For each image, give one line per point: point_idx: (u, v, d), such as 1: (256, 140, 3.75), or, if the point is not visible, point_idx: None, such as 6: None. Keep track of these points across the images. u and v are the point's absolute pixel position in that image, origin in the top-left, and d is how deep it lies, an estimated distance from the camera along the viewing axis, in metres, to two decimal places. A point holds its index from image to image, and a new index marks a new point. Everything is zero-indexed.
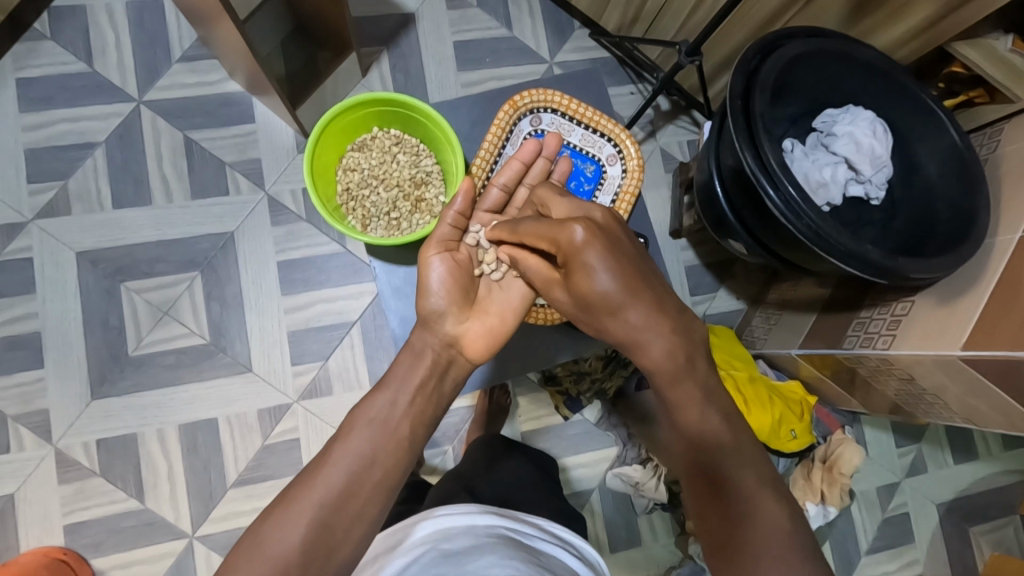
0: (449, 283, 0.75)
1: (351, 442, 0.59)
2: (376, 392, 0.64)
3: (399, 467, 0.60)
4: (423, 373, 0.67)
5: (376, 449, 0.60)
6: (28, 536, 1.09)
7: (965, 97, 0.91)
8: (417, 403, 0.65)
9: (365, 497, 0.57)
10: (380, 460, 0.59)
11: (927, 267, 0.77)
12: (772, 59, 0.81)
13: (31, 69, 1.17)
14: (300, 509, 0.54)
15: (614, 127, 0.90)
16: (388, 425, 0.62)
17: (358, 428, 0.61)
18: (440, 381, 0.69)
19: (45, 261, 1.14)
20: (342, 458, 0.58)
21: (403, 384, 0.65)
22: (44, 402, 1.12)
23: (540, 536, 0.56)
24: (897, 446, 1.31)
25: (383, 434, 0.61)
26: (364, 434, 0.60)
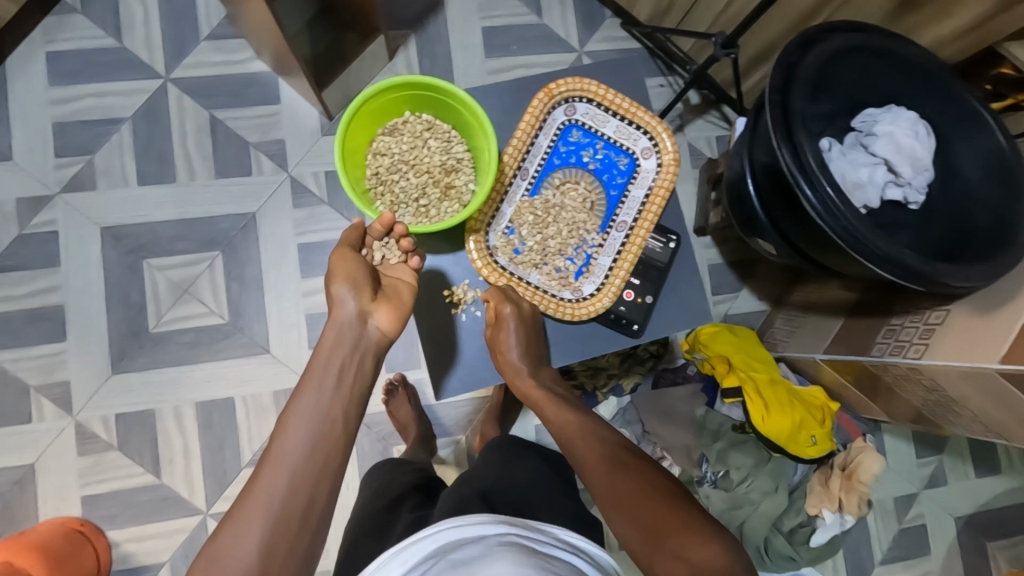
0: (353, 279, 0.71)
1: (278, 449, 0.60)
2: (302, 387, 0.65)
3: (338, 449, 0.62)
4: (349, 359, 0.68)
5: (314, 439, 0.61)
6: (46, 505, 1.10)
7: (1012, 100, 0.87)
8: (343, 383, 0.66)
9: (308, 491, 0.58)
10: (318, 450, 0.61)
11: (965, 275, 0.74)
12: (813, 53, 0.79)
13: (60, 43, 1.17)
14: (248, 521, 0.56)
15: (650, 119, 0.88)
16: (319, 414, 0.63)
17: (285, 432, 0.61)
18: (363, 363, 0.69)
19: (69, 235, 1.15)
20: (278, 462, 0.59)
21: (327, 370, 0.66)
22: (65, 374, 1.13)
23: (556, 542, 0.54)
24: (918, 456, 1.28)
25: (318, 425, 0.62)
26: (291, 438, 0.61)
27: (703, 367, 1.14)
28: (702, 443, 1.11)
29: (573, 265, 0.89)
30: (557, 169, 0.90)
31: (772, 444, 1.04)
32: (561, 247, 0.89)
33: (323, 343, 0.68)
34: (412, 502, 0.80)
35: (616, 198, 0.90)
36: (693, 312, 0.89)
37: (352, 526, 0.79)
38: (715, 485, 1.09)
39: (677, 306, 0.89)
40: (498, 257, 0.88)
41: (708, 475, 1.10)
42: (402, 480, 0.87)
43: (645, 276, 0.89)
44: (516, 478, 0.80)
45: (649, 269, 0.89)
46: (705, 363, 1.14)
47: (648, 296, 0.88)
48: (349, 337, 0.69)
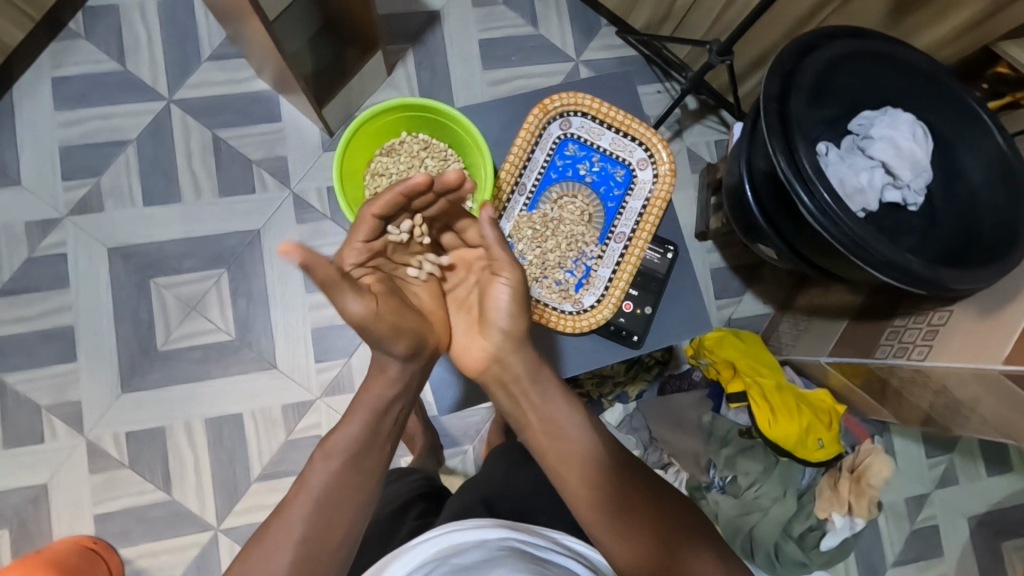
0: (382, 316, 0.67)
1: (309, 479, 0.62)
2: (350, 414, 0.68)
3: (369, 486, 0.64)
4: (384, 404, 0.69)
5: (352, 468, 0.64)
6: (60, 523, 1.12)
7: (1010, 99, 0.87)
8: (382, 423, 0.69)
9: (343, 527, 0.61)
10: (352, 485, 0.63)
11: (968, 278, 0.74)
12: (810, 60, 0.79)
13: (67, 67, 1.20)
14: (276, 546, 0.58)
15: (645, 130, 0.89)
16: (362, 446, 0.66)
17: (318, 465, 0.63)
18: (391, 405, 0.70)
19: (78, 255, 1.17)
20: (310, 492, 0.61)
21: (373, 401, 0.69)
22: (77, 393, 1.15)
23: (553, 547, 0.55)
24: (928, 457, 1.27)
25: (357, 455, 0.65)
26: (320, 470, 0.63)
27: (708, 372, 1.14)
28: (710, 448, 1.10)
29: (573, 278, 0.89)
30: (554, 183, 0.90)
31: (778, 448, 1.04)
32: (561, 260, 0.90)
33: (367, 386, 0.69)
34: (418, 509, 0.81)
35: (614, 210, 0.90)
36: (695, 319, 0.90)
37: None
38: (724, 491, 1.10)
39: (678, 316, 0.90)
40: None
41: (717, 481, 1.10)
42: (406, 488, 0.88)
43: (645, 287, 0.90)
44: (521, 486, 0.80)
45: (649, 281, 0.89)
46: (710, 368, 1.13)
47: (648, 307, 0.89)
48: (387, 381, 0.70)
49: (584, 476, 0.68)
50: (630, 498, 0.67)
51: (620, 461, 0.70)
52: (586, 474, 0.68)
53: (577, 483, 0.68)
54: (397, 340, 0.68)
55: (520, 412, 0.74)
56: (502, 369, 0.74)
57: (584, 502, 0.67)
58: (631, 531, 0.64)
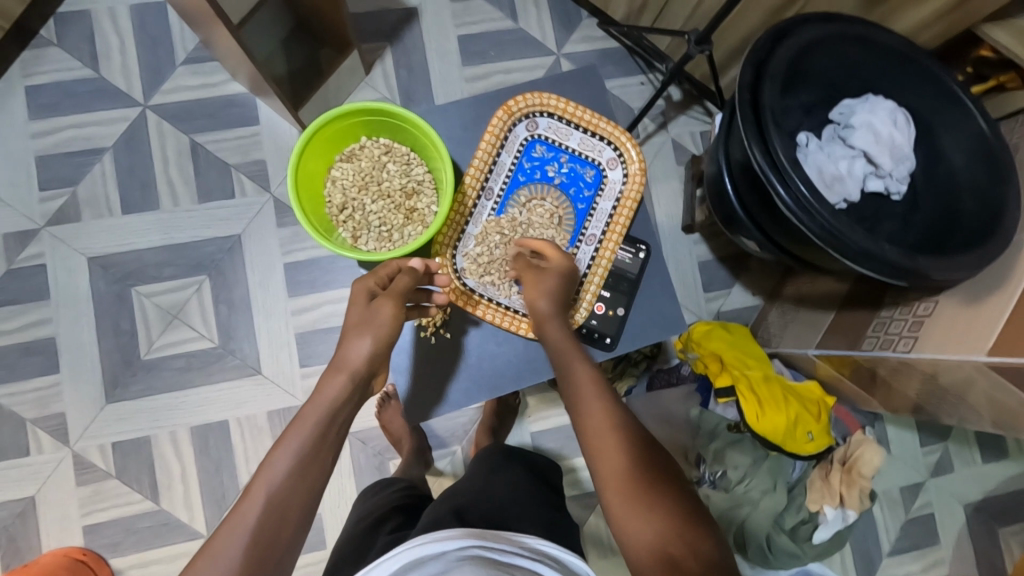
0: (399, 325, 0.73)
1: (259, 479, 0.60)
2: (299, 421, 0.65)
3: (315, 486, 0.62)
4: (335, 401, 0.66)
5: (295, 475, 0.60)
6: (48, 536, 1.11)
7: (994, 82, 0.85)
8: (343, 422, 0.67)
9: (284, 538, 0.58)
10: (302, 482, 0.61)
11: (950, 267, 0.73)
12: (786, 47, 0.77)
13: (39, 76, 1.18)
14: (226, 544, 0.56)
15: (613, 129, 0.88)
16: (308, 450, 0.62)
17: (267, 468, 0.61)
18: (339, 412, 0.66)
19: (57, 267, 1.16)
20: (260, 493, 0.59)
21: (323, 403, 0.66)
22: (61, 405, 1.14)
23: (522, 552, 0.52)
24: (922, 445, 1.26)
25: (301, 461, 0.61)
26: (269, 471, 0.61)
27: (696, 367, 1.12)
28: (698, 443, 1.10)
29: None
30: (522, 186, 0.89)
31: (768, 443, 1.03)
32: None
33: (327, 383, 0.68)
34: (393, 523, 0.80)
35: (584, 211, 0.89)
36: (671, 319, 0.88)
37: (338, 549, 0.79)
38: (715, 486, 1.08)
39: (655, 315, 0.88)
40: (467, 279, 0.88)
41: (706, 476, 1.09)
42: (387, 499, 0.87)
43: (617, 288, 0.87)
44: (501, 492, 0.79)
45: (620, 281, 0.87)
46: (698, 363, 1.12)
47: (620, 308, 0.87)
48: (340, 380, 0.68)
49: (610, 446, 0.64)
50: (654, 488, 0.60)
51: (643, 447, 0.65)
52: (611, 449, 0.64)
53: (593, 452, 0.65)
54: (361, 339, 0.70)
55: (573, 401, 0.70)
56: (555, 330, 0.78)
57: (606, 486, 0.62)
58: (647, 513, 0.58)
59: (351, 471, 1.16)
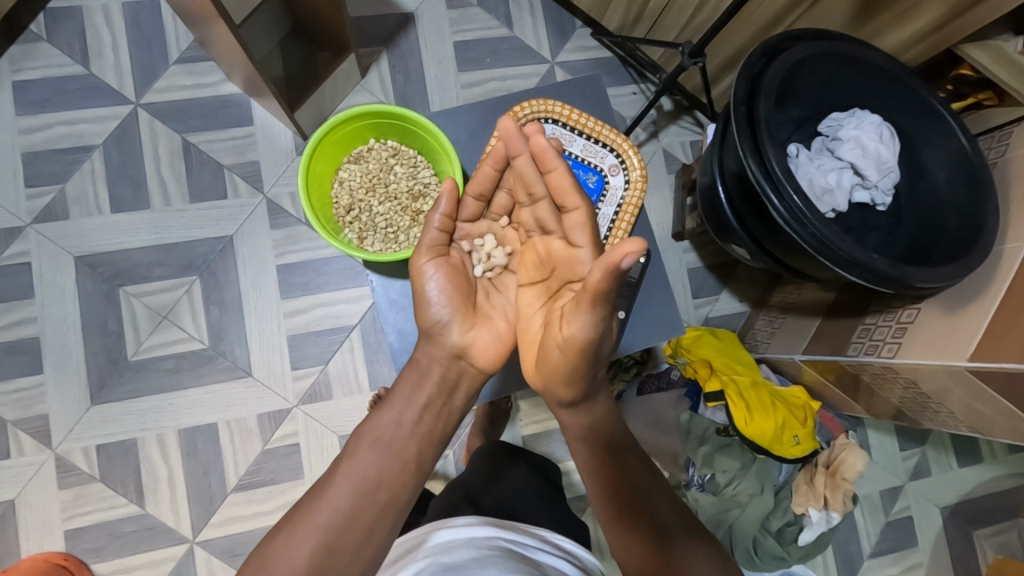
0: (451, 295, 0.73)
1: (341, 470, 0.62)
2: (382, 411, 0.68)
3: (395, 490, 0.62)
4: (415, 404, 0.69)
5: (381, 471, 0.62)
6: (28, 541, 1.09)
7: (973, 99, 0.90)
8: (424, 421, 0.68)
9: (364, 526, 0.59)
10: (382, 483, 0.62)
11: (933, 276, 0.76)
12: (778, 62, 0.80)
13: (28, 71, 1.16)
14: (307, 531, 0.57)
15: (616, 137, 0.90)
16: (393, 443, 0.65)
17: (349, 461, 0.63)
18: (427, 413, 0.69)
19: (43, 265, 1.14)
20: (344, 479, 0.61)
21: (410, 402, 0.69)
22: (44, 407, 1.11)
23: (542, 547, 0.56)
24: (901, 449, 1.30)
25: (387, 455, 0.64)
26: (350, 464, 0.62)
27: (685, 372, 1.14)
28: (688, 448, 1.12)
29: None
30: None
31: (756, 446, 1.05)
32: None
33: (407, 375, 0.72)
34: None
35: None
36: (667, 321, 0.90)
37: None
38: (703, 489, 1.11)
39: (651, 317, 0.90)
40: None
41: (696, 479, 1.11)
42: None
43: None
44: (503, 486, 0.80)
45: None
46: (687, 368, 1.13)
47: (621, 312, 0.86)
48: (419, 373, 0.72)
49: (601, 463, 0.68)
50: (644, 499, 0.66)
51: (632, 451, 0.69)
52: (598, 472, 0.68)
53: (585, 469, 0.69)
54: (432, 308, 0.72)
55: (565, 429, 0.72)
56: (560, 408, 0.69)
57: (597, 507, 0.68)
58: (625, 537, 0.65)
59: None
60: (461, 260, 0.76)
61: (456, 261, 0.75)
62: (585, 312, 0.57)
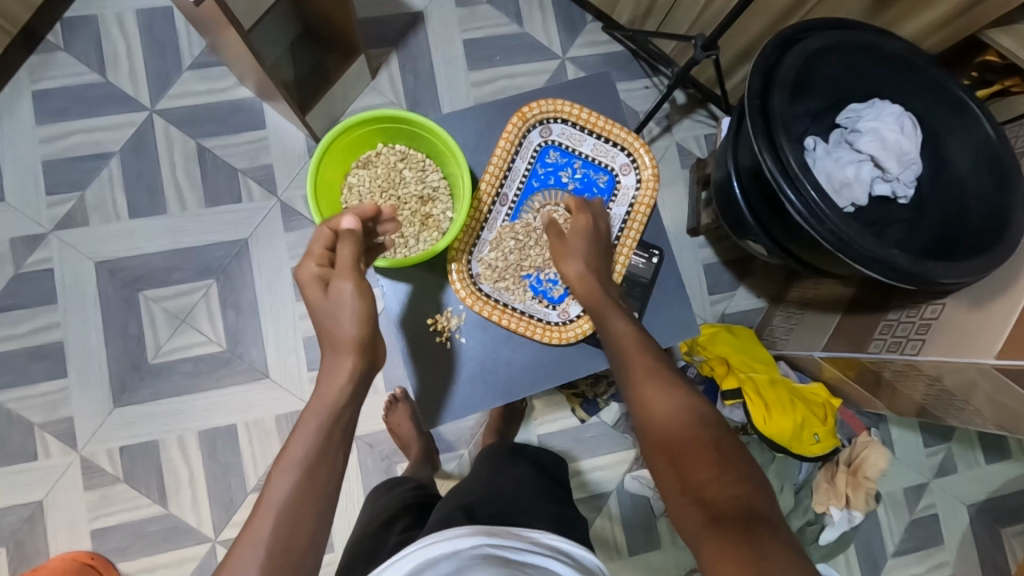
0: (368, 299, 0.69)
1: (254, 532, 0.56)
2: (296, 433, 0.63)
3: (315, 526, 0.58)
4: (325, 424, 0.64)
5: (297, 496, 0.58)
6: (56, 540, 1.11)
7: (999, 86, 0.87)
8: (335, 428, 0.64)
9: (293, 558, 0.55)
10: (296, 536, 0.56)
11: (958, 271, 0.73)
12: (793, 53, 0.78)
13: (47, 81, 1.18)
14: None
15: (627, 136, 0.88)
16: (310, 463, 0.61)
17: (261, 517, 0.57)
18: (341, 412, 0.65)
19: (65, 271, 1.16)
20: (267, 514, 0.57)
21: (320, 415, 0.64)
22: (69, 410, 1.14)
23: (531, 548, 0.52)
24: (926, 446, 1.27)
25: (305, 479, 0.59)
26: (261, 521, 0.56)
27: (702, 370, 1.12)
28: None
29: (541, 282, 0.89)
30: (536, 192, 0.90)
31: (775, 445, 1.03)
32: (545, 265, 0.89)
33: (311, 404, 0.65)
34: (404, 523, 0.80)
35: None
36: (681, 322, 0.89)
37: (348, 554, 0.79)
38: None
39: (666, 318, 0.89)
40: (482, 284, 0.88)
41: None
42: (395, 502, 0.87)
43: (629, 293, 0.88)
44: (517, 490, 0.80)
45: (633, 287, 0.88)
46: (704, 365, 1.12)
47: (633, 312, 0.87)
48: (319, 410, 0.64)
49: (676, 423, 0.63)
50: (722, 469, 0.57)
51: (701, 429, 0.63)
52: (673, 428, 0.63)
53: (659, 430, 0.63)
54: (353, 326, 0.68)
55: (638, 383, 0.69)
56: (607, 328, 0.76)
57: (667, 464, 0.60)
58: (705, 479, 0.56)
59: (360, 475, 1.16)
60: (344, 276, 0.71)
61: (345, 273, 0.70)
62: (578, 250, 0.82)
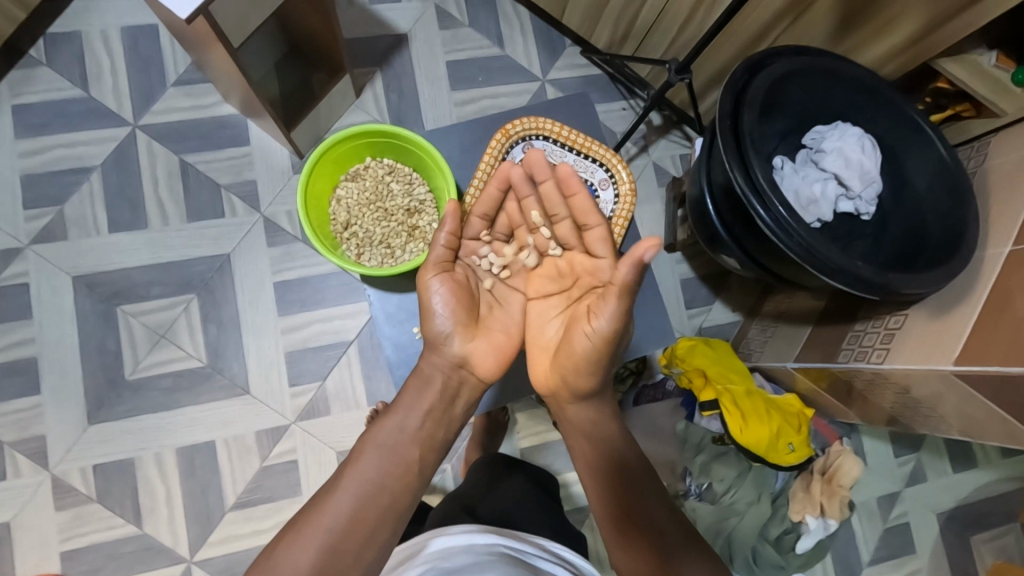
0: (455, 296, 0.73)
1: (338, 497, 0.61)
2: (386, 417, 0.69)
3: (403, 503, 0.63)
4: (414, 415, 0.69)
5: (383, 475, 0.63)
6: (25, 563, 1.08)
7: (952, 111, 0.93)
8: (426, 427, 0.69)
9: (371, 526, 0.60)
10: (377, 505, 0.61)
11: (917, 282, 0.77)
12: (760, 77, 0.82)
13: (28, 96, 1.18)
14: (313, 533, 0.58)
15: (605, 152, 0.92)
16: (396, 449, 0.66)
17: (347, 482, 0.62)
18: (442, 407, 0.71)
19: (41, 286, 1.15)
20: (353, 481, 0.62)
21: (411, 409, 0.69)
22: (42, 427, 1.11)
23: (539, 554, 0.57)
24: (896, 455, 1.31)
25: (391, 459, 0.65)
26: (347, 488, 0.62)
27: (680, 382, 1.15)
28: (685, 456, 1.13)
29: None
30: None
31: (752, 454, 1.06)
32: None
33: (407, 387, 0.72)
34: None
35: None
36: (658, 330, 0.94)
37: None
38: (702, 498, 1.11)
39: (645, 327, 0.94)
40: None
41: (693, 488, 1.12)
42: None
43: None
44: (504, 498, 0.81)
45: None
46: (682, 377, 1.15)
47: None
48: (415, 404, 0.70)
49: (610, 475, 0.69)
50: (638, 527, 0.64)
51: (642, 471, 0.69)
52: (610, 481, 0.69)
53: (593, 490, 0.70)
54: (439, 321, 0.73)
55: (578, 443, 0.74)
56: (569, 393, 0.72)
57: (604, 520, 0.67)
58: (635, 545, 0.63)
59: None
60: (466, 276, 0.76)
61: (460, 277, 0.75)
62: (609, 304, 0.62)
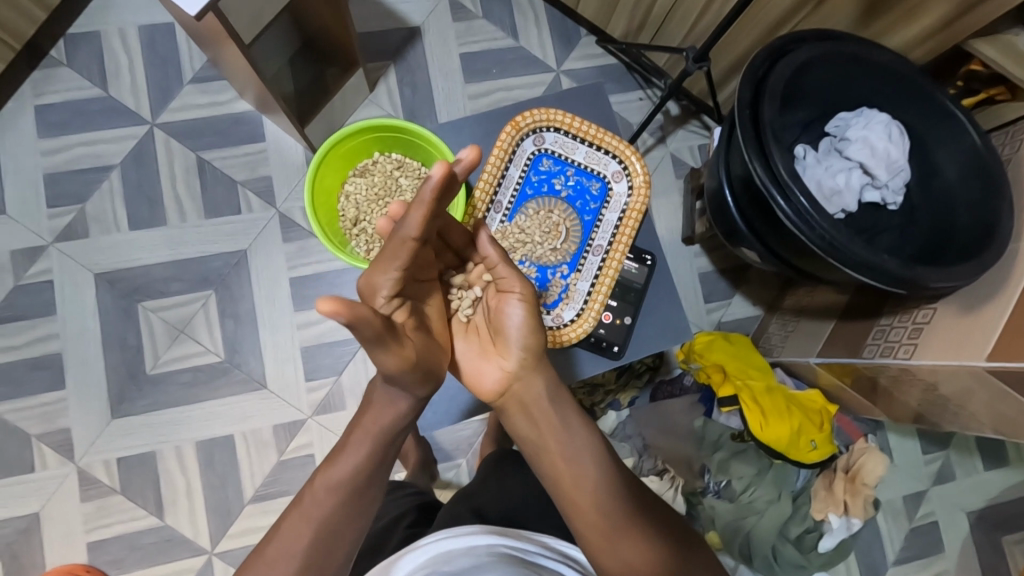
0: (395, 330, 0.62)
1: (292, 539, 0.58)
2: (342, 451, 0.63)
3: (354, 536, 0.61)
4: (374, 453, 0.63)
5: (338, 518, 0.60)
6: (52, 553, 1.11)
7: (985, 95, 0.89)
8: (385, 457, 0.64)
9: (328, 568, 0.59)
10: (332, 548, 0.59)
11: (947, 276, 0.74)
12: (782, 65, 0.79)
13: (50, 95, 1.20)
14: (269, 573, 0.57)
15: (618, 144, 0.90)
16: (352, 489, 0.61)
17: (301, 523, 0.59)
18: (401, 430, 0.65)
19: (65, 283, 1.17)
20: (307, 521, 0.59)
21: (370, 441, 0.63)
22: (66, 420, 1.14)
23: (542, 552, 0.57)
24: (923, 453, 1.26)
25: (345, 501, 0.60)
26: (297, 531, 0.59)
27: (698, 377, 1.13)
28: (702, 454, 1.11)
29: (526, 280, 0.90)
30: (530, 199, 0.91)
31: (773, 450, 1.04)
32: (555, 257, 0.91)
33: (366, 411, 0.65)
34: (411, 518, 0.84)
35: (591, 223, 0.91)
36: (674, 325, 0.92)
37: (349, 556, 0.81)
38: (720, 495, 1.10)
39: (661, 322, 0.92)
40: None
41: (711, 485, 1.10)
42: (397, 506, 0.88)
43: (623, 298, 0.91)
44: (514, 496, 0.81)
45: (627, 291, 0.92)
46: (700, 372, 1.13)
47: (627, 317, 0.91)
48: (372, 433, 0.63)
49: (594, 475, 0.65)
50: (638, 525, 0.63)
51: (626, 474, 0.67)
52: (593, 481, 0.64)
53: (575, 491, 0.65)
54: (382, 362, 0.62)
55: (538, 437, 0.68)
56: (524, 389, 0.69)
57: (594, 520, 0.63)
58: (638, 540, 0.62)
59: None
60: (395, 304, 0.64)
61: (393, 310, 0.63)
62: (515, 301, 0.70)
